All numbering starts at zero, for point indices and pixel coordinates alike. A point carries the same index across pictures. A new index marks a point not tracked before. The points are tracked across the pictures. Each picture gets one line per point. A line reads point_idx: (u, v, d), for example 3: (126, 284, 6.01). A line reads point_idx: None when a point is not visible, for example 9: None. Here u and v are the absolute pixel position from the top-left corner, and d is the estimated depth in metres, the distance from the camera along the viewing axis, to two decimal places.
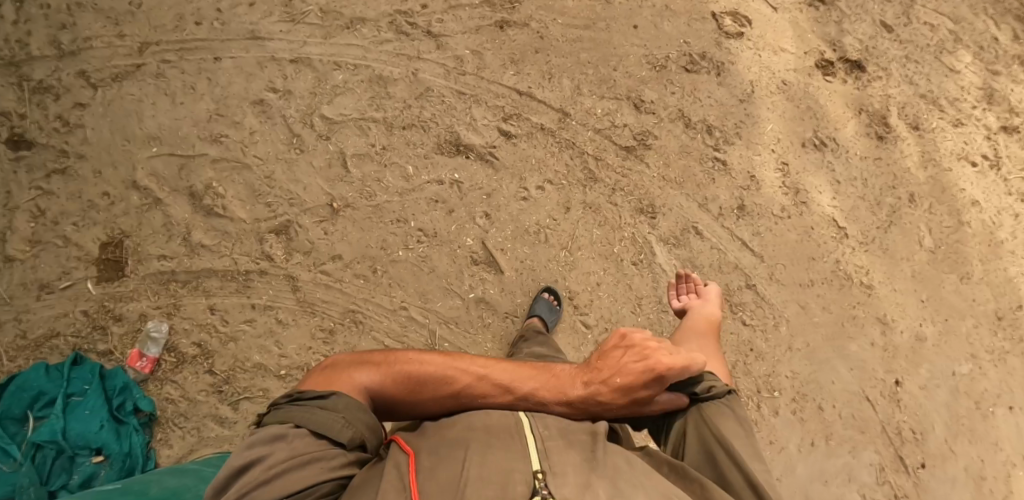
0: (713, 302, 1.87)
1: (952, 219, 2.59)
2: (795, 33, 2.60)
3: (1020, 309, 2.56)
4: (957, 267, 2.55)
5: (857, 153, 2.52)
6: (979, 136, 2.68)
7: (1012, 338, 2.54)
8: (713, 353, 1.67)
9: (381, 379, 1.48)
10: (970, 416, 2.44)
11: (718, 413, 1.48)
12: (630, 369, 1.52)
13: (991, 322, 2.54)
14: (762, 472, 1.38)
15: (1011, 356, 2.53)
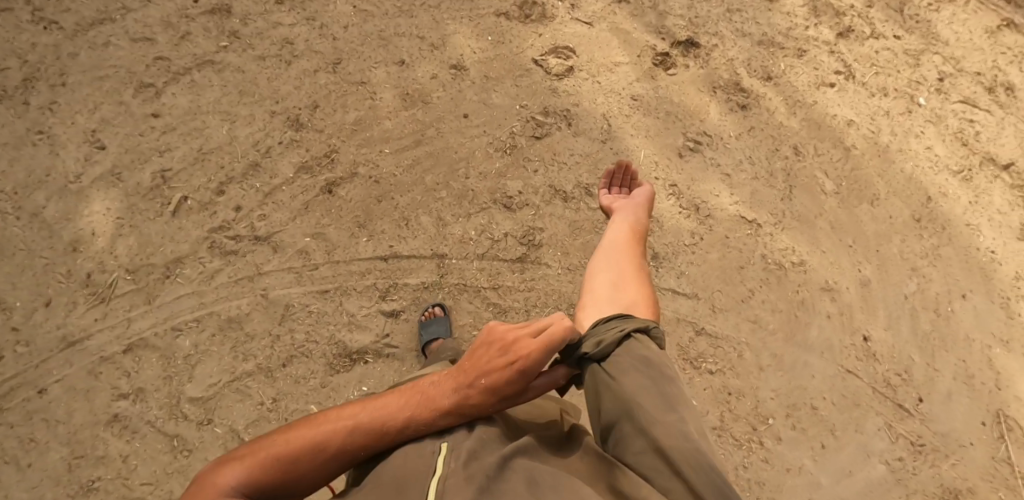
0: (641, 205, 1.94)
1: (839, 147, 2.54)
2: (619, 41, 2.46)
3: (930, 203, 2.58)
4: (863, 193, 2.53)
5: (732, 134, 2.41)
6: (824, 53, 2.66)
7: (937, 232, 2.56)
8: (635, 265, 1.75)
9: (245, 472, 1.31)
10: (936, 328, 2.45)
11: (618, 364, 1.44)
12: (499, 359, 1.41)
13: (913, 228, 2.54)
14: (669, 426, 1.34)
15: (944, 250, 2.54)
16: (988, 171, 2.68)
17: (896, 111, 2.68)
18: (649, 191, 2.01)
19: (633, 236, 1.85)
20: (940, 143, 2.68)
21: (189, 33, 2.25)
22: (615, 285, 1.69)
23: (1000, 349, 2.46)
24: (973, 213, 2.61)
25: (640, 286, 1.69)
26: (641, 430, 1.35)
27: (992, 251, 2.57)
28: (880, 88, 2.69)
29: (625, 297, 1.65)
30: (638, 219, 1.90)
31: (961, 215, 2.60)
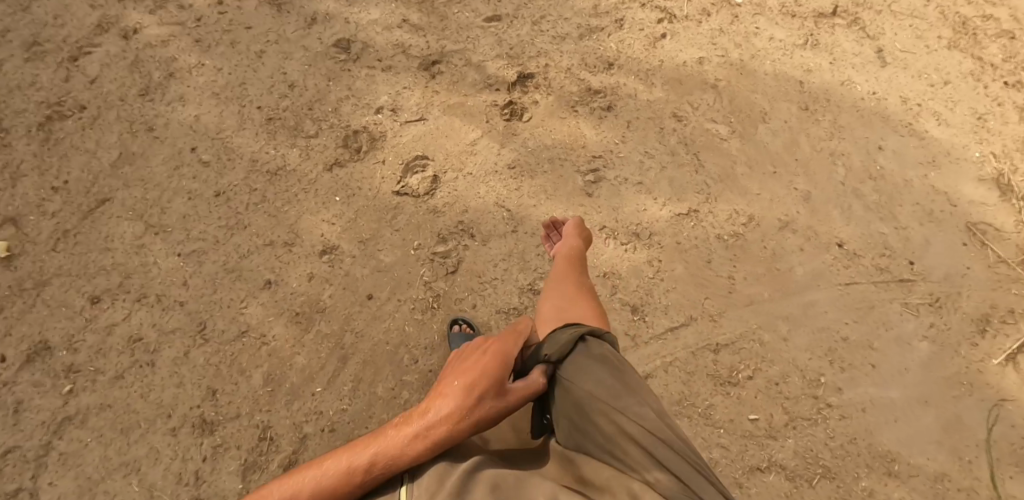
0: (574, 236, 1.85)
1: (706, 86, 2.42)
2: (460, 118, 2.24)
3: (806, 86, 2.54)
4: (753, 113, 2.42)
5: (617, 140, 2.25)
6: (637, 10, 2.54)
7: (830, 108, 2.52)
8: (580, 290, 1.68)
9: None
10: (884, 194, 2.41)
11: (574, 366, 1.41)
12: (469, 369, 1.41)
13: (808, 118, 2.48)
14: (644, 419, 1.31)
15: (844, 120, 2.51)
16: (825, 25, 2.70)
17: (726, 22, 2.60)
18: (575, 220, 1.92)
19: (572, 261, 1.79)
20: (777, 26, 2.64)
21: (19, 402, 1.88)
22: (558, 308, 1.63)
23: (934, 171, 2.49)
24: (841, 68, 2.61)
25: (585, 305, 1.62)
26: (615, 422, 1.31)
27: (872, 92, 2.59)
28: (702, 10, 2.59)
29: (569, 315, 1.58)
30: (573, 249, 1.83)
31: (836, 81, 2.58)
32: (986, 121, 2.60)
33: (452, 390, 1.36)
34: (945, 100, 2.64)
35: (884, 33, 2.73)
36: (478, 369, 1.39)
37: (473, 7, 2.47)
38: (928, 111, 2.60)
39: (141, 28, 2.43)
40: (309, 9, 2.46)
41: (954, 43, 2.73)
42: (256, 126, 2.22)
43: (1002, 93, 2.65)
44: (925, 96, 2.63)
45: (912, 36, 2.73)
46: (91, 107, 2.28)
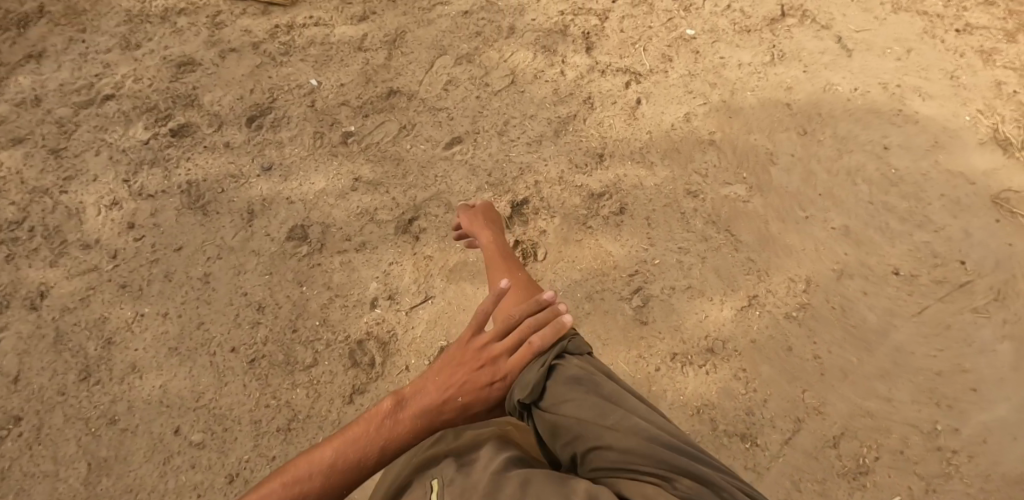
0: (487, 226, 1.75)
1: (705, 141, 2.14)
2: (470, 281, 1.91)
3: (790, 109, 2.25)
4: (759, 157, 2.13)
5: (645, 243, 1.97)
6: (599, 79, 2.24)
7: (824, 124, 2.25)
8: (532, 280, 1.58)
9: None
10: (906, 203, 2.16)
11: (556, 395, 1.25)
12: (479, 372, 1.32)
13: (807, 145, 2.19)
14: (637, 427, 1.17)
15: (840, 131, 2.25)
16: (780, 27, 2.43)
17: (687, 65, 2.30)
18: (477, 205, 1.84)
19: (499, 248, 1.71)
20: (740, 49, 2.37)
21: None
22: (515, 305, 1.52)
23: (941, 153, 2.24)
24: (818, 76, 2.35)
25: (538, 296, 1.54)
26: (611, 432, 1.18)
27: (854, 91, 2.34)
28: (663, 57, 2.31)
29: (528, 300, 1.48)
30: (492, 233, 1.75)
31: (818, 93, 2.30)
32: (960, 79, 2.36)
33: (460, 390, 1.31)
34: (916, 70, 2.39)
35: (834, 17, 2.48)
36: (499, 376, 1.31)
37: (426, 136, 2.14)
38: (908, 90, 2.35)
39: (48, 287, 1.99)
40: (241, 201, 2.07)
41: (900, 6, 2.51)
42: (239, 375, 1.82)
43: (963, 41, 2.43)
44: (899, 74, 2.38)
45: (859, 12, 2.50)
46: (28, 413, 1.83)
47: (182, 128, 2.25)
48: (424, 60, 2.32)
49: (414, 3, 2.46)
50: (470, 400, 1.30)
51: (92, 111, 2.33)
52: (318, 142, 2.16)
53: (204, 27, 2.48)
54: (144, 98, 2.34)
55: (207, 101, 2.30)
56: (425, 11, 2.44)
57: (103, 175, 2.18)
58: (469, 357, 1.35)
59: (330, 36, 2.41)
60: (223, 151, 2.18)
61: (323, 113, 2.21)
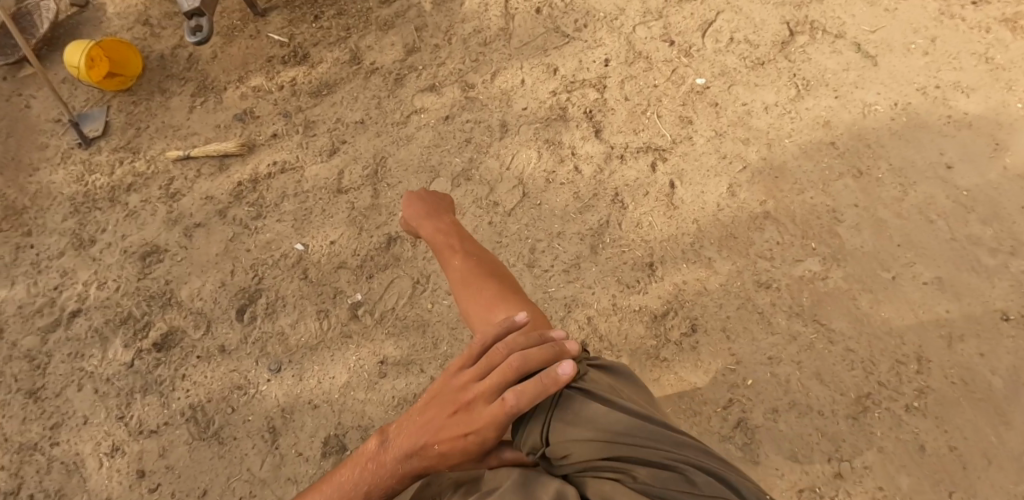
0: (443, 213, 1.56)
1: (759, 215, 1.86)
2: None
3: (834, 149, 1.97)
4: (821, 219, 1.86)
5: (731, 363, 1.71)
6: (626, 167, 1.93)
7: (878, 152, 1.97)
8: (483, 262, 1.44)
9: None
10: (994, 228, 1.86)
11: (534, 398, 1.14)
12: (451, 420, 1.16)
13: (868, 185, 1.92)
14: (601, 414, 1.08)
15: (895, 155, 1.97)
16: (793, 49, 2.15)
17: (709, 125, 2.00)
18: (419, 194, 1.62)
19: (444, 234, 1.52)
20: (760, 88, 2.07)
21: None
22: (465, 296, 1.38)
23: (1006, 155, 1.95)
24: (850, 100, 2.05)
25: (483, 284, 1.38)
26: (584, 437, 1.07)
27: (892, 107, 2.05)
28: (681, 119, 2.02)
29: (483, 291, 1.36)
30: (440, 218, 1.56)
31: (857, 116, 2.02)
32: (995, 61, 2.10)
33: (438, 436, 1.16)
34: (946, 61, 2.13)
35: (843, 22, 2.22)
36: (476, 427, 1.12)
37: (448, 288, 1.84)
38: (949, 88, 2.08)
39: None
40: (259, 418, 1.79)
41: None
42: None
43: (983, 15, 2.18)
44: (933, 71, 2.11)
45: (866, 9, 2.25)
46: None
47: (168, 337, 1.93)
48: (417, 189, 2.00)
49: (384, 119, 2.14)
50: (445, 449, 1.15)
51: (60, 336, 2.03)
52: (327, 324, 1.85)
53: (160, 201, 2.16)
54: (114, 306, 2.02)
55: (186, 295, 1.98)
56: (399, 125, 2.12)
57: (93, 414, 1.90)
58: (451, 395, 1.18)
59: (303, 184, 2.07)
60: (220, 356, 1.87)
61: (320, 284, 1.90)
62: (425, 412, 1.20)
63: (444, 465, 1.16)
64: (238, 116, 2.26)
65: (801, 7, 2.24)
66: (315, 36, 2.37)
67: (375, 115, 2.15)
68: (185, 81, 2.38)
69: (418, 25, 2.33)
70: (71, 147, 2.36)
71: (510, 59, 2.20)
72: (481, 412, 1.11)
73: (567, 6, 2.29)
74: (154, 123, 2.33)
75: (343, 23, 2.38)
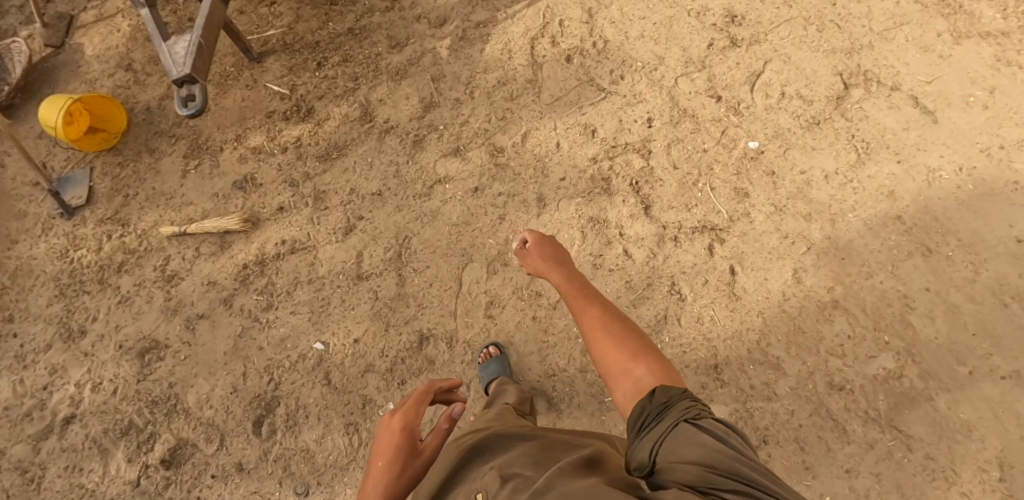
0: (562, 262, 1.43)
1: (827, 304, 1.72)
2: None
3: (901, 224, 1.82)
4: (893, 306, 1.73)
5: (805, 478, 1.59)
6: (682, 252, 1.76)
7: (946, 226, 1.83)
8: (619, 316, 1.25)
9: None
10: None
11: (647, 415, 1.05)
12: (381, 438, 1.27)
13: (938, 265, 1.79)
14: (712, 442, 0.97)
15: (964, 228, 1.83)
16: (849, 106, 1.98)
17: (765, 197, 1.83)
18: (541, 236, 1.50)
19: (575, 283, 1.38)
20: (818, 153, 1.90)
21: None
22: (593, 345, 1.21)
23: None
24: (914, 167, 1.90)
25: (615, 335, 1.20)
26: (689, 459, 0.96)
27: (957, 172, 1.90)
28: (737, 191, 1.84)
29: (615, 347, 1.17)
30: (566, 268, 1.43)
31: (922, 183, 1.88)
32: None
33: (376, 459, 1.23)
34: (1008, 116, 1.98)
35: (895, 70, 2.06)
36: (398, 424, 1.26)
37: None
38: (1013, 148, 1.93)
39: None
40: None
41: (960, 32, 2.10)
42: None
43: None
44: (994, 127, 1.97)
45: (918, 54, 2.08)
46: None
47: (177, 451, 1.74)
48: (449, 276, 1.79)
49: (405, 191, 1.92)
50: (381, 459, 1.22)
51: (53, 446, 1.81)
52: (358, 439, 1.68)
53: (155, 286, 1.93)
54: (113, 412, 1.81)
55: (194, 401, 1.77)
56: (422, 198, 1.90)
57: None
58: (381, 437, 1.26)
59: (318, 269, 1.85)
60: (238, 476, 1.69)
61: (346, 391, 1.72)
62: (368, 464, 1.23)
63: (387, 480, 1.19)
64: (238, 184, 2.03)
65: (852, 54, 2.07)
66: (319, 87, 2.15)
67: (394, 185, 1.93)
68: (175, 140, 2.15)
69: (434, 75, 2.11)
70: (50, 217, 2.11)
71: (541, 117, 1.99)
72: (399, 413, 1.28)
73: (599, 54, 2.09)
74: (144, 190, 2.10)
75: (350, 72, 2.16)
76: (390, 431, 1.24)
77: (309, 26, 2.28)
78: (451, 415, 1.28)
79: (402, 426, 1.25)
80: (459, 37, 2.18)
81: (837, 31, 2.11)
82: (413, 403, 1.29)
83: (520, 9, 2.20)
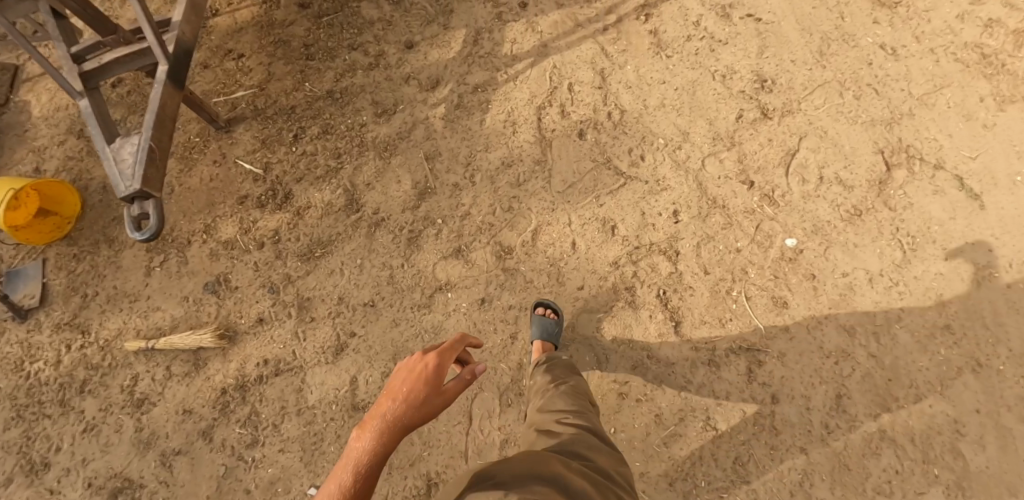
0: None
1: (874, 436, 1.57)
2: None
3: (948, 334, 1.66)
4: (942, 434, 1.58)
5: None
6: (715, 379, 1.60)
7: (997, 334, 1.67)
8: None
9: None
10: None
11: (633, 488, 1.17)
12: (403, 369, 1.04)
13: (989, 382, 1.63)
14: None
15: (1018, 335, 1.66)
16: (893, 192, 1.78)
17: (804, 307, 1.66)
18: None
19: None
20: (860, 251, 1.72)
21: None
22: None
23: None
24: (961, 265, 1.72)
25: None
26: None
27: (1007, 268, 1.72)
28: (774, 300, 1.66)
29: None
30: None
31: (970, 285, 1.71)
32: None
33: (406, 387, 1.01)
34: None
35: (938, 141, 1.85)
36: (440, 359, 1.05)
37: None
38: None
39: None
40: None
41: (1005, 97, 1.89)
42: None
43: None
44: None
45: (961, 122, 1.87)
46: None
47: None
48: (457, 409, 1.62)
49: (401, 301, 1.70)
50: (416, 393, 1.01)
51: None
52: None
53: (125, 412, 1.72)
54: None
55: None
56: (422, 309, 1.69)
57: None
58: (412, 367, 1.04)
59: (307, 397, 1.66)
60: None
61: None
62: (392, 387, 1.01)
63: (421, 418, 0.99)
64: (210, 286, 1.79)
65: (893, 125, 1.86)
66: (297, 167, 1.89)
67: (388, 294, 1.71)
68: None
69: (428, 153, 1.86)
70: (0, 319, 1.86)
71: (551, 209, 1.76)
72: (438, 353, 1.07)
73: (614, 127, 1.85)
74: (104, 289, 1.86)
75: (331, 148, 1.90)
76: (428, 364, 1.04)
77: (283, 87, 2.02)
78: (475, 372, 1.07)
79: (446, 366, 1.06)
80: (455, 103, 1.92)
81: (875, 97, 1.89)
82: (450, 348, 1.08)
83: (523, 70, 1.96)
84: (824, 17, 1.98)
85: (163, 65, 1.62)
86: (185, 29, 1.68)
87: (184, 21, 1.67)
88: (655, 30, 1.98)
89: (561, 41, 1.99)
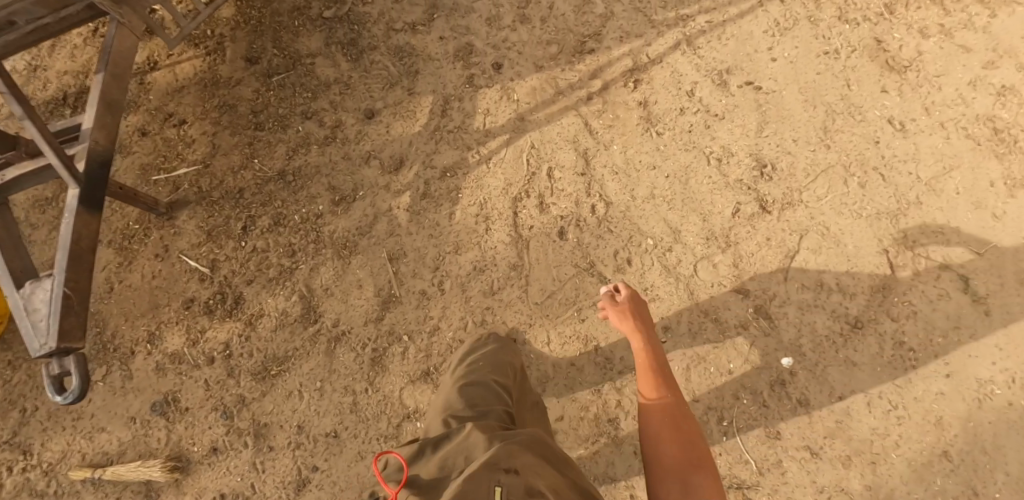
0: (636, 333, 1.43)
1: None
2: None
3: (945, 462, 1.56)
4: None
5: None
6: None
7: (999, 460, 1.56)
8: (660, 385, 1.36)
9: None
10: None
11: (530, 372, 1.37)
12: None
13: None
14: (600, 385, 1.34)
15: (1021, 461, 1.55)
16: (896, 299, 1.64)
17: (791, 436, 1.60)
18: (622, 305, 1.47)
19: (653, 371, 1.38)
20: (858, 370, 1.61)
21: None
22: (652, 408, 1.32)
23: None
24: (963, 383, 1.60)
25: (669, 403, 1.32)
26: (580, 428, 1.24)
27: (1010, 384, 1.59)
28: (764, 430, 1.60)
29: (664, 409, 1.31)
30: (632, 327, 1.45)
31: (971, 405, 1.59)
32: None
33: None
34: None
35: (944, 234, 1.66)
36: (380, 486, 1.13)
37: None
38: None
39: None
40: None
41: (1016, 181, 1.66)
42: None
43: None
44: None
45: (970, 211, 1.67)
46: None
47: None
48: None
49: (367, 431, 1.60)
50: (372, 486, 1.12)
51: None
52: None
53: None
54: None
55: None
56: (389, 440, 1.60)
57: None
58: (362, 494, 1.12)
59: None
60: None
61: None
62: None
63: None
64: (158, 406, 1.66)
65: (899, 217, 1.68)
66: (247, 267, 1.71)
67: (352, 423, 1.61)
68: None
69: (392, 252, 1.69)
70: None
71: (528, 324, 1.64)
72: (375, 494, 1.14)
73: (598, 224, 1.68)
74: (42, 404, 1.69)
75: (284, 243, 1.72)
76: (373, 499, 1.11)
77: (229, 163, 1.80)
78: None
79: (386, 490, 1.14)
80: (421, 191, 1.73)
81: (881, 184, 1.70)
82: None
83: (497, 150, 1.75)
84: (828, 85, 1.75)
85: (73, 187, 1.40)
86: (98, 136, 1.45)
87: (96, 127, 1.45)
88: (646, 100, 1.77)
89: (539, 112, 1.78)
